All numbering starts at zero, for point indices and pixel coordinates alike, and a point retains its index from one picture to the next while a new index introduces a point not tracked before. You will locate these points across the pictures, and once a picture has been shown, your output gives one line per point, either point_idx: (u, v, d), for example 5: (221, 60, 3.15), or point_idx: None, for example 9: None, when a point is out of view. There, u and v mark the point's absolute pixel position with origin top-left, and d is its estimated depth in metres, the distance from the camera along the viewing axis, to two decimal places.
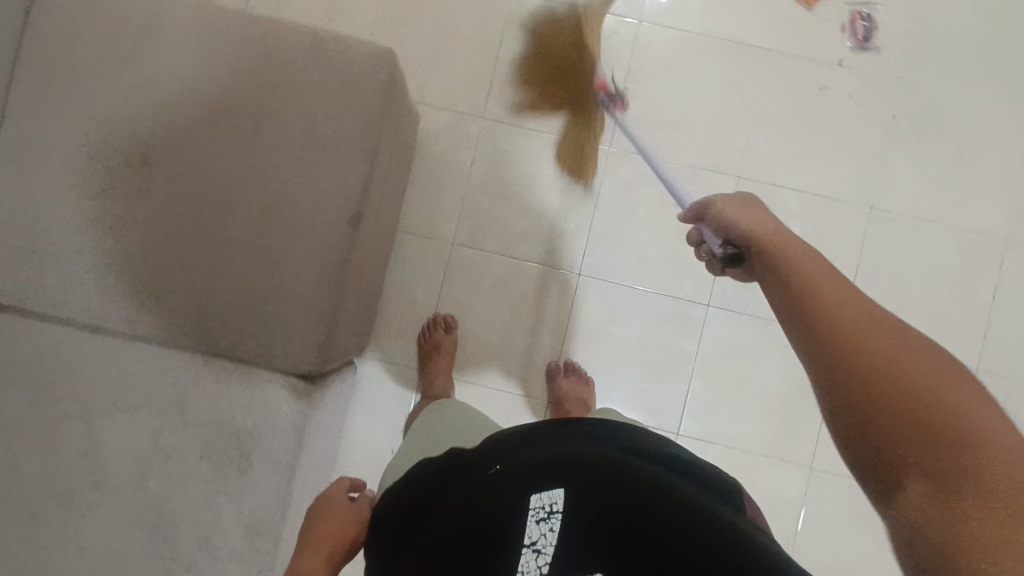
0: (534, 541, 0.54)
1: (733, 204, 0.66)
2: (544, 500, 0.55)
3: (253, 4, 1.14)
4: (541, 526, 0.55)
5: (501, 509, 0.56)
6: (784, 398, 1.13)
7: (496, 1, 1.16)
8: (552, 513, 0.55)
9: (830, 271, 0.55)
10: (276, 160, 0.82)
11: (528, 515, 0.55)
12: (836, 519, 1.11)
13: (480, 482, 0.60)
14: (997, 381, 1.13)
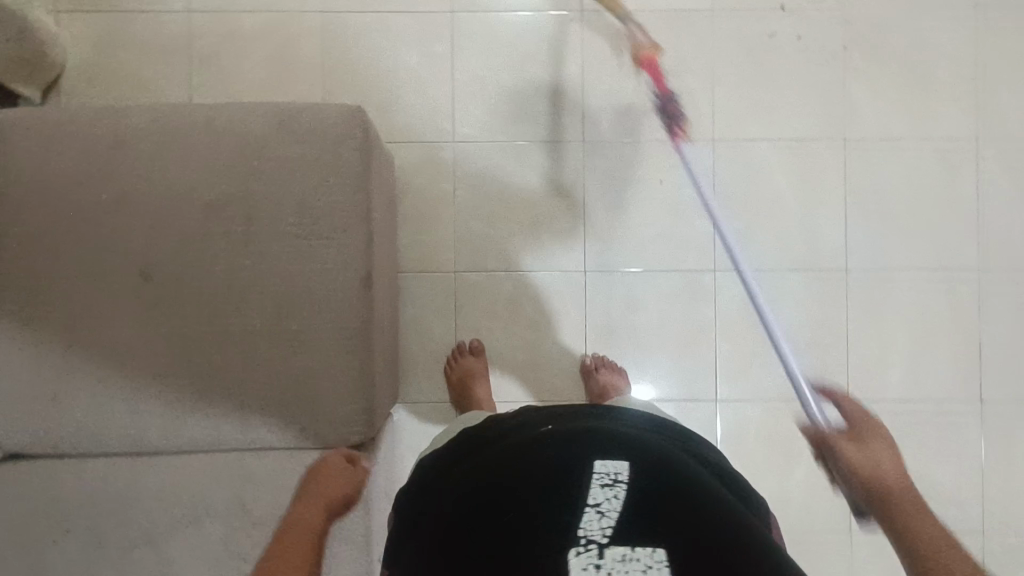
0: (597, 503, 0.55)
1: (858, 447, 0.78)
2: (610, 469, 0.57)
3: (199, 88, 1.13)
4: (607, 491, 0.56)
5: (563, 471, 0.57)
6: (807, 341, 1.16)
7: (437, 27, 1.15)
8: (617, 481, 0.57)
9: (955, 547, 0.65)
10: (273, 244, 0.81)
11: (593, 478, 0.57)
12: None
13: (533, 438, 0.61)
14: (999, 274, 1.17)
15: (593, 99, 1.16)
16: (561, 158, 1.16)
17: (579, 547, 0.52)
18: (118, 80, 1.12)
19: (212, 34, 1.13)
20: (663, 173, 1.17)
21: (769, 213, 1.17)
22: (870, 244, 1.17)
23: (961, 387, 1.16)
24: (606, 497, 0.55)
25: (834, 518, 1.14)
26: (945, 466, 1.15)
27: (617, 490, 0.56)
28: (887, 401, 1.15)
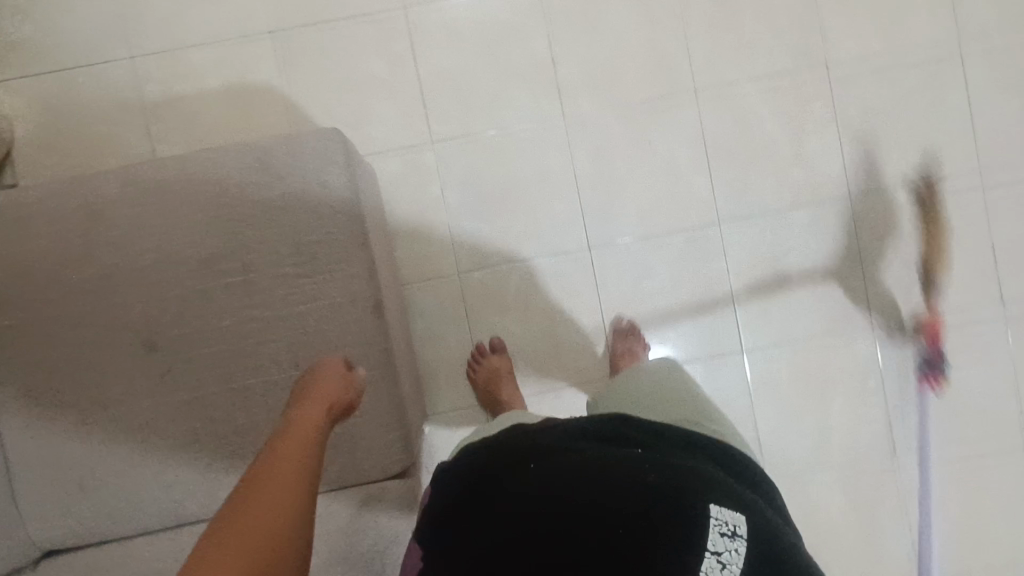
0: (717, 552, 0.52)
1: None
2: (727, 518, 0.54)
3: (159, 135, 1.08)
4: (727, 542, 0.52)
5: (679, 510, 0.53)
6: (825, 276, 1.14)
7: (392, 26, 1.10)
8: (734, 534, 0.53)
9: None
10: (276, 290, 0.78)
11: (712, 526, 0.53)
12: (914, 361, 1.15)
13: (633, 467, 0.57)
14: (1001, 173, 1.15)
15: (564, 72, 1.12)
16: (544, 139, 1.12)
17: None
18: (75, 147, 1.07)
19: (162, 79, 1.08)
20: (650, 134, 1.13)
21: (764, 155, 1.14)
22: (870, 167, 1.15)
23: (983, 292, 1.15)
24: (728, 548, 0.52)
25: (879, 445, 1.14)
26: (979, 372, 1.15)
27: (737, 543, 0.53)
28: (912, 320, 1.14)
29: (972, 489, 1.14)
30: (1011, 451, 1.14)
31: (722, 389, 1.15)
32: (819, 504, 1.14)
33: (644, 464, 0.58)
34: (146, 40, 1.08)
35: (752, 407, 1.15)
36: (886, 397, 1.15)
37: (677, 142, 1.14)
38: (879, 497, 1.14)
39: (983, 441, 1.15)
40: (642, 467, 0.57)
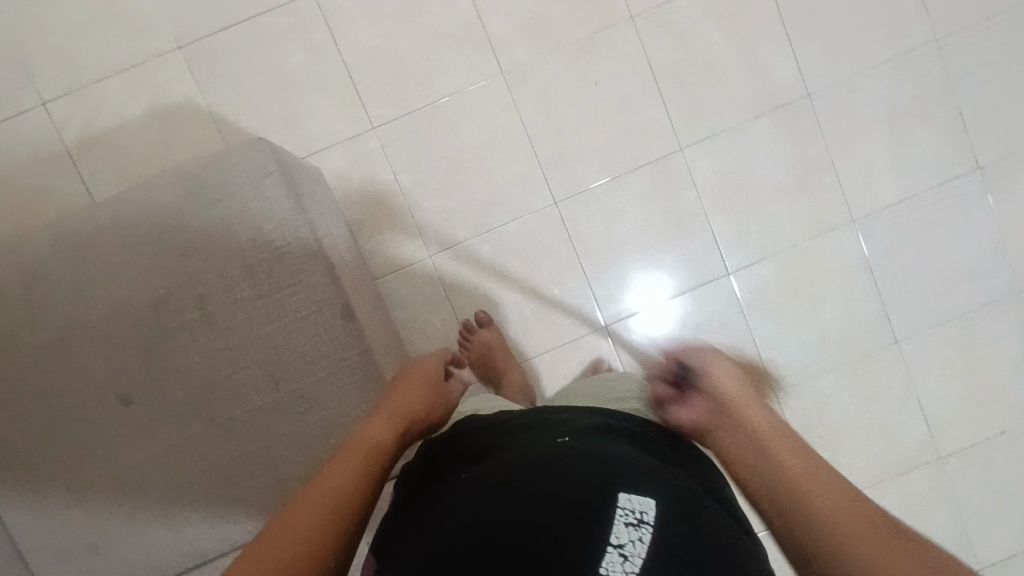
0: (620, 544, 0.44)
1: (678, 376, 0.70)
2: (634, 505, 0.47)
3: (90, 178, 1.03)
4: (631, 531, 0.45)
5: (583, 499, 0.47)
6: (797, 181, 1.12)
7: (305, 14, 1.05)
8: (644, 520, 0.46)
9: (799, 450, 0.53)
10: (238, 316, 0.76)
11: (616, 515, 0.45)
12: (899, 247, 1.13)
13: (546, 458, 0.51)
14: (959, 39, 1.11)
15: (493, 25, 1.07)
16: (487, 99, 1.08)
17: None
18: (7, 206, 1.02)
19: (79, 118, 1.03)
20: (593, 72, 1.09)
21: (714, 69, 1.10)
22: (824, 60, 1.10)
23: (958, 163, 1.12)
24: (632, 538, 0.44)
25: (878, 336, 1.14)
26: (967, 246, 1.14)
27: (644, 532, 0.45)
28: (892, 208, 1.12)
29: (977, 362, 1.15)
30: (1007, 316, 1.14)
31: (716, 314, 1.13)
32: (830, 406, 1.15)
33: (557, 455, 0.51)
34: (52, 80, 1.02)
35: (747, 326, 1.14)
36: (877, 288, 1.14)
37: (622, 75, 1.09)
38: (887, 387, 1.15)
39: (980, 312, 1.14)
40: (551, 458, 0.51)
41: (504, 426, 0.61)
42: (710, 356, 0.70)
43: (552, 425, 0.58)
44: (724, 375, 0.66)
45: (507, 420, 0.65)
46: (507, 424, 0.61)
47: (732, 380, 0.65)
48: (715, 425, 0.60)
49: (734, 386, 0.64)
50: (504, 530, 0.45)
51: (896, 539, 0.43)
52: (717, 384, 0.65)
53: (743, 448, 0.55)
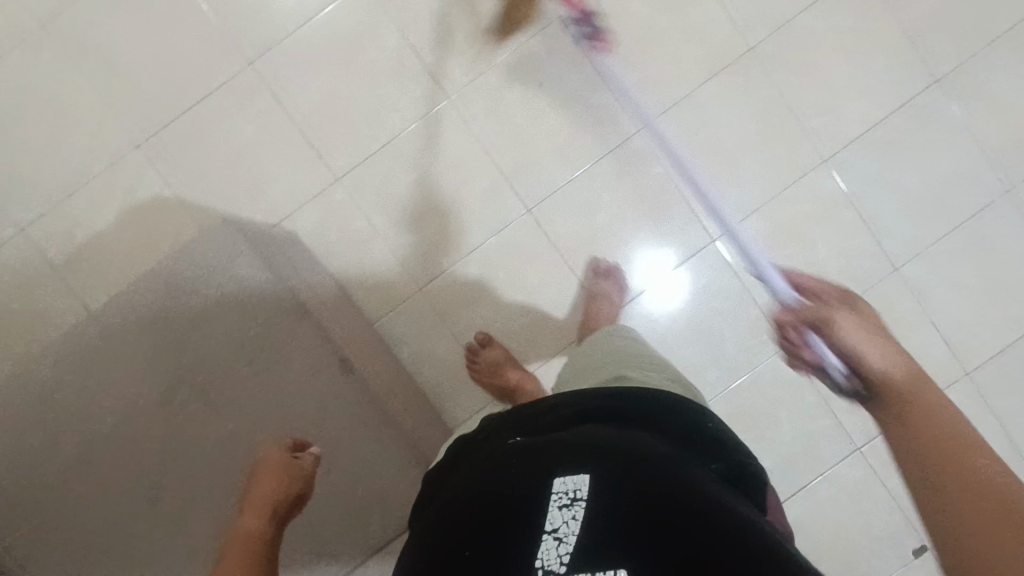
0: (555, 529, 0.46)
1: (860, 326, 0.57)
2: (568, 486, 0.49)
3: (81, 294, 1.06)
4: (564, 513, 0.47)
5: (524, 488, 0.50)
6: (759, 133, 1.11)
7: (244, 89, 1.07)
8: (576, 499, 0.48)
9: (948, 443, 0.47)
10: (234, 391, 0.82)
11: (550, 502, 0.48)
12: (877, 174, 1.12)
13: (502, 457, 0.56)
14: None
15: (429, 54, 1.08)
16: (438, 125, 1.09)
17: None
18: (10, 335, 1.05)
19: (59, 240, 1.06)
20: (536, 76, 1.10)
21: (653, 45, 1.10)
22: (758, 10, 1.09)
23: (916, 79, 1.10)
24: (563, 521, 0.46)
25: (877, 267, 1.13)
26: (948, 156, 1.12)
27: (573, 511, 0.47)
28: (860, 137, 1.11)
29: (985, 267, 1.13)
30: (1004, 215, 1.12)
31: (710, 280, 1.14)
32: None
33: (509, 459, 0.55)
34: (26, 210, 1.06)
35: (745, 285, 1.14)
36: (864, 220, 1.13)
37: (564, 72, 1.10)
38: (898, 313, 1.14)
39: (975, 218, 1.12)
40: (502, 463, 0.54)
41: (484, 442, 0.64)
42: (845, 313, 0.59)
43: (522, 430, 0.61)
44: (841, 317, 0.58)
45: (491, 420, 0.69)
46: (486, 434, 0.65)
47: (849, 317, 0.58)
48: (869, 400, 0.52)
49: (851, 334, 0.56)
50: (459, 545, 0.49)
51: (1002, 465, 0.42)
52: (849, 342, 0.56)
53: (893, 423, 0.48)
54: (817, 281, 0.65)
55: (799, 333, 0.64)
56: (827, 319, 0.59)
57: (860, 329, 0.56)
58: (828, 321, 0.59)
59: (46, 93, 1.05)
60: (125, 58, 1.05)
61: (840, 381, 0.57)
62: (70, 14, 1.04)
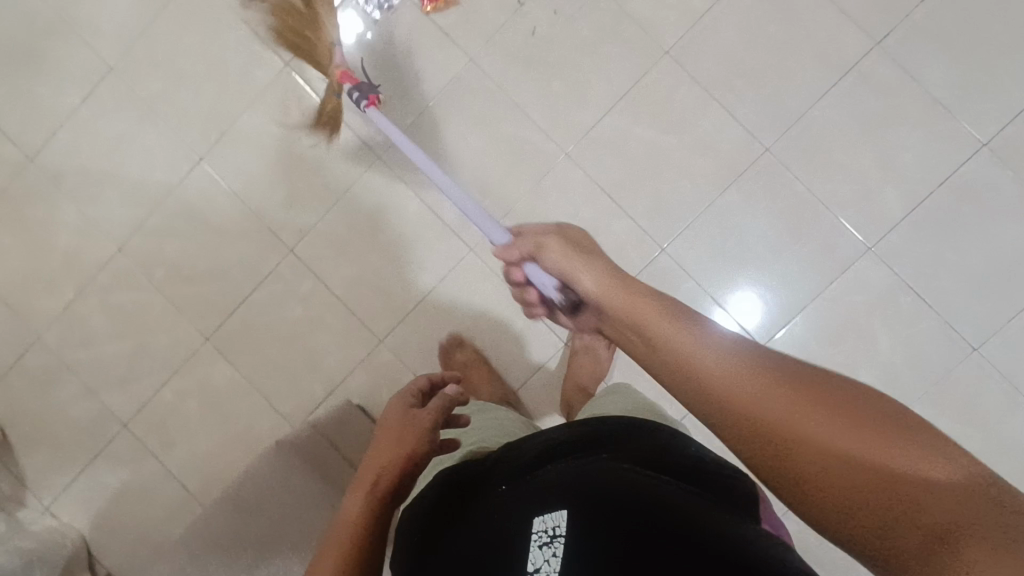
0: (536, 567, 0.50)
1: (564, 243, 0.66)
2: (548, 524, 0.53)
3: (177, 472, 1.20)
4: (544, 551, 0.51)
5: (512, 528, 0.54)
6: (791, 231, 1.07)
7: (288, 275, 1.16)
8: (554, 535, 0.52)
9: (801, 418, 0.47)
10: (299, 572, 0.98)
11: (530, 542, 0.52)
12: (932, 254, 1.04)
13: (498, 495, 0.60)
14: (902, 33, 1.03)
15: (447, 212, 1.13)
16: (466, 277, 1.14)
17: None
18: (130, 519, 1.20)
19: (153, 427, 1.20)
20: (553, 214, 1.11)
21: (663, 165, 1.08)
22: (769, 111, 1.06)
23: (958, 148, 1.03)
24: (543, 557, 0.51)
25: (950, 351, 1.05)
26: (1010, 226, 1.03)
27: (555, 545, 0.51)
28: (906, 220, 1.04)
29: None
30: None
31: None
32: None
33: (492, 505, 0.59)
34: (123, 406, 1.20)
35: None
36: (927, 304, 1.05)
37: (579, 206, 1.10)
38: (983, 398, 1.04)
39: None
40: (496, 504, 0.59)
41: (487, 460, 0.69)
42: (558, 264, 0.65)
43: (514, 460, 0.65)
44: (553, 242, 0.66)
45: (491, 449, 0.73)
46: (486, 462, 0.68)
47: (556, 246, 0.65)
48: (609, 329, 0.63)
49: (578, 272, 0.64)
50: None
51: (728, 354, 0.52)
52: (558, 266, 0.65)
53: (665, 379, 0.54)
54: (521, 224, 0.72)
55: (519, 269, 0.71)
56: (541, 247, 0.67)
57: (564, 255, 0.65)
58: (542, 251, 0.67)
59: (126, 307, 1.19)
60: (186, 266, 1.18)
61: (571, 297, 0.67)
62: (136, 237, 1.19)
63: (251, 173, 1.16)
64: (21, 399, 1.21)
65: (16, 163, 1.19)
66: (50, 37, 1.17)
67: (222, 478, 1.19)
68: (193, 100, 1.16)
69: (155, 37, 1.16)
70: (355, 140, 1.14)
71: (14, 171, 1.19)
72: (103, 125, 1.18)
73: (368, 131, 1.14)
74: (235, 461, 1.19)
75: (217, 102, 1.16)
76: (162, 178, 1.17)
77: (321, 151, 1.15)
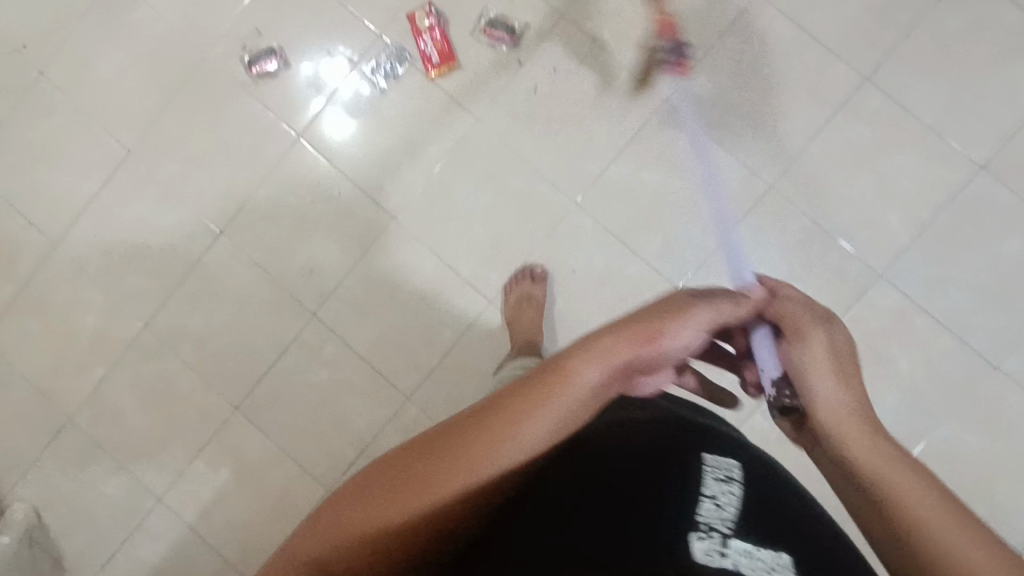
0: (713, 494, 0.51)
1: (830, 354, 0.53)
2: (718, 468, 0.55)
3: (214, 544, 1.20)
4: (722, 485, 0.53)
5: (671, 458, 0.55)
6: (802, 263, 1.09)
7: (313, 339, 1.19)
8: (728, 478, 0.54)
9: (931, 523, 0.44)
10: None
11: (708, 475, 0.53)
12: (942, 275, 1.06)
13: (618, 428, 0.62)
14: (889, 66, 1.07)
15: (463, 267, 1.16)
16: (486, 329, 1.16)
17: (700, 532, 0.48)
18: None
19: (188, 501, 1.21)
20: (567, 262, 1.14)
21: (671, 207, 1.12)
22: (769, 148, 1.09)
23: (956, 171, 1.06)
24: (723, 489, 0.52)
25: (969, 369, 1.06)
26: (1015, 243, 1.05)
27: (732, 485, 0.53)
28: (913, 244, 1.07)
29: None
30: None
31: None
32: (960, 458, 1.06)
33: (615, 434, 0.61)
34: (157, 482, 1.21)
35: None
36: (943, 324, 1.07)
37: (593, 252, 1.13)
38: (1007, 413, 1.06)
39: None
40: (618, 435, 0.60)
41: None
42: (808, 350, 0.54)
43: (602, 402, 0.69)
44: (814, 337, 0.54)
45: None
46: None
47: (817, 342, 0.54)
48: (809, 437, 0.53)
49: (828, 381, 0.52)
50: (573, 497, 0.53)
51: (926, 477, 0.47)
52: (807, 361, 0.53)
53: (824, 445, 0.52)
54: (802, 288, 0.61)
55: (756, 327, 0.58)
56: (800, 330, 0.55)
57: (825, 356, 0.53)
58: (801, 339, 0.55)
59: (155, 383, 1.22)
60: (211, 338, 1.21)
61: (775, 392, 0.57)
62: (161, 314, 1.21)
63: (269, 243, 1.19)
64: (56, 481, 1.23)
65: (41, 250, 1.22)
66: (67, 129, 1.21)
67: (259, 547, 1.19)
68: (209, 178, 1.20)
69: (168, 121, 1.20)
70: (369, 203, 1.17)
71: (40, 259, 1.23)
72: (124, 208, 1.21)
73: (382, 195, 1.17)
74: (271, 529, 1.20)
75: (233, 178, 1.20)
76: (183, 256, 1.21)
77: (337, 217, 1.18)
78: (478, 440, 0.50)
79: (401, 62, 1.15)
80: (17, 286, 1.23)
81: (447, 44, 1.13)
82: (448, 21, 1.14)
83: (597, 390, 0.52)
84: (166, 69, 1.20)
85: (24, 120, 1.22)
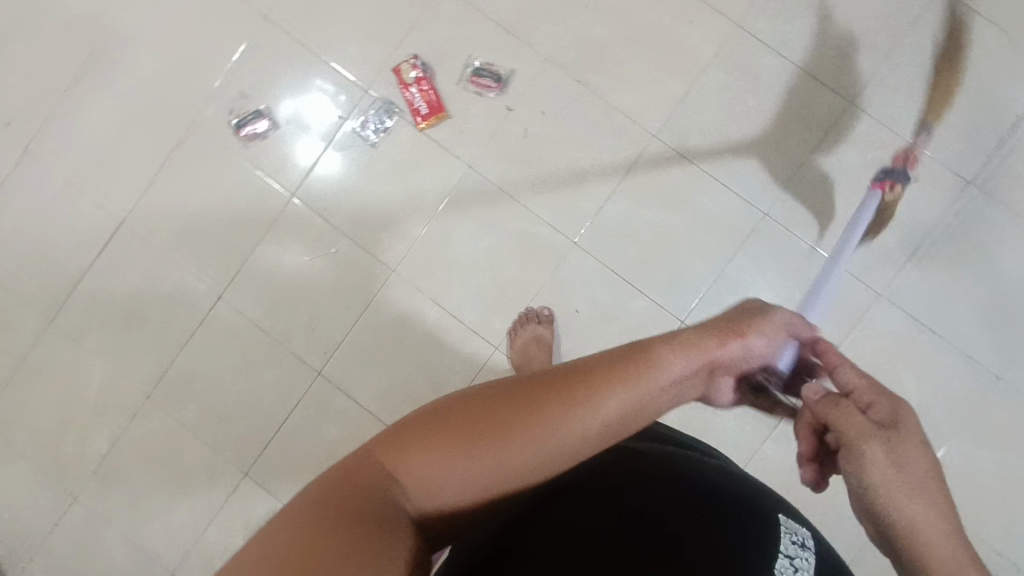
0: (789, 554, 0.54)
1: (890, 464, 0.49)
2: (794, 531, 0.57)
3: None
4: (799, 549, 0.55)
5: (748, 512, 0.57)
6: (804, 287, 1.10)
7: (320, 398, 1.18)
8: (802, 543, 0.56)
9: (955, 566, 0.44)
10: None
11: (785, 536, 0.56)
12: (941, 291, 1.08)
13: (683, 469, 0.63)
14: (874, 90, 1.09)
15: (468, 314, 1.16)
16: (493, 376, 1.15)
17: None
18: None
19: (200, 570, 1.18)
20: (572, 303, 1.14)
21: (669, 242, 1.12)
22: (762, 177, 1.10)
23: (947, 190, 1.08)
24: (800, 554, 0.55)
25: (976, 383, 1.07)
26: (1011, 256, 1.07)
27: (807, 551, 0.55)
28: (911, 263, 1.08)
29: None
30: None
31: None
32: (972, 472, 1.07)
33: (681, 474, 0.62)
34: (168, 553, 1.19)
35: None
36: (947, 340, 1.08)
37: (596, 291, 1.13)
38: (1015, 424, 1.07)
39: None
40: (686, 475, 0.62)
41: None
42: (865, 453, 0.50)
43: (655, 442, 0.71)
44: (871, 451, 0.50)
45: None
46: None
47: (879, 458, 0.50)
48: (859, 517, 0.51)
49: (882, 486, 0.49)
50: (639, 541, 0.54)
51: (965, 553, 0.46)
52: (874, 483, 0.49)
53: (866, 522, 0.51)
54: (863, 377, 0.55)
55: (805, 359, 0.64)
56: (854, 447, 0.51)
57: (891, 477, 0.49)
58: (858, 445, 0.51)
59: (160, 452, 1.20)
60: (216, 402, 1.19)
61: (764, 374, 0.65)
62: (163, 381, 1.20)
63: (269, 303, 1.18)
64: (64, 559, 1.20)
65: (37, 325, 1.21)
66: (57, 204, 1.20)
67: None
68: (205, 243, 1.19)
69: (160, 189, 1.19)
70: (368, 257, 1.17)
71: (36, 337, 1.21)
72: (119, 277, 1.20)
73: (380, 248, 1.17)
74: None
75: (229, 241, 1.19)
76: (182, 320, 1.19)
77: (337, 273, 1.17)
78: (561, 407, 0.52)
79: (390, 115, 1.15)
80: (15, 365, 1.21)
81: (435, 95, 1.14)
82: (434, 71, 1.15)
83: (679, 386, 0.58)
84: (155, 137, 1.19)
85: (14, 195, 1.21)
